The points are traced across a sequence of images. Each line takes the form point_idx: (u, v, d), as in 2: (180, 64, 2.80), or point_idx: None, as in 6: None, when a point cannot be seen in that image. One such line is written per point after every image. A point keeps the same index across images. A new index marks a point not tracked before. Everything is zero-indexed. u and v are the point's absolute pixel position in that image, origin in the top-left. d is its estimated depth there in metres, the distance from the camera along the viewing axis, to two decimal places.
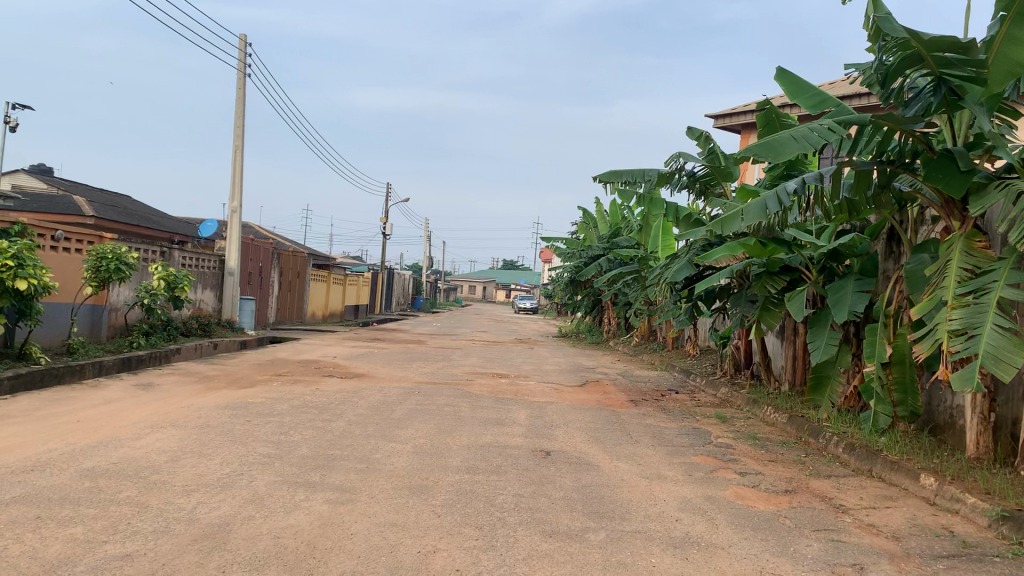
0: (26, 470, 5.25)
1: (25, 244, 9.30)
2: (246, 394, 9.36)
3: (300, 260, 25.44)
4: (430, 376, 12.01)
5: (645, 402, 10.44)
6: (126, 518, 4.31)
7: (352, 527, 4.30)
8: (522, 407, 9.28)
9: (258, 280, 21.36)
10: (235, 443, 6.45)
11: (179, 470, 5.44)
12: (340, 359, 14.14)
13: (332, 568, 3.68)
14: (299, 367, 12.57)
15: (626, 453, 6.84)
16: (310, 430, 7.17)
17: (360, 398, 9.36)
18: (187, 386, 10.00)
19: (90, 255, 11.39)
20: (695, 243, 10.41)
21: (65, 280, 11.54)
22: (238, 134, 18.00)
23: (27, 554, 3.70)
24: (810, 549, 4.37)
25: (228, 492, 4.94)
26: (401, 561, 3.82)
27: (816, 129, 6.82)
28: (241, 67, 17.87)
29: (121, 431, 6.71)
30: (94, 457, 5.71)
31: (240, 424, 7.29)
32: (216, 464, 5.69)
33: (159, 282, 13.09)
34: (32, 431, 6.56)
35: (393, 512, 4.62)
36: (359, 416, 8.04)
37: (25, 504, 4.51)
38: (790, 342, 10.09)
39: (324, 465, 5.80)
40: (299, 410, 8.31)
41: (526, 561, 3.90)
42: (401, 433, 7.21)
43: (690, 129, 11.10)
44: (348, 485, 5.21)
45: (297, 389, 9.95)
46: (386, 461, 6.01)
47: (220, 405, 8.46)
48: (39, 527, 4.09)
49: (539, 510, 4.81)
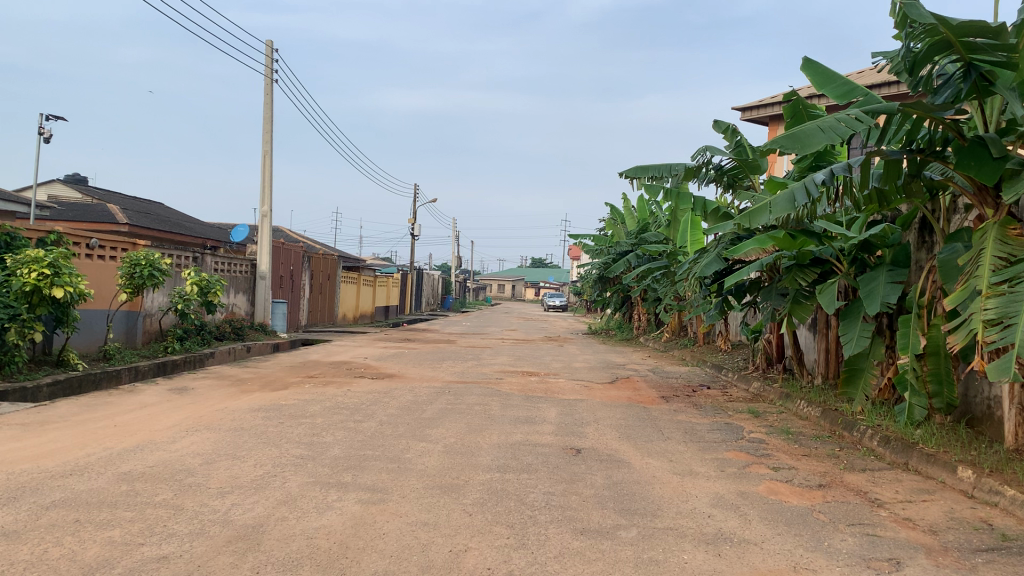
0: (66, 475, 5.34)
1: (62, 253, 9.48)
2: (280, 396, 9.46)
3: (332, 262, 25.71)
4: (460, 375, 12.06)
5: (677, 398, 10.39)
6: (162, 520, 4.38)
7: (383, 526, 4.34)
8: (553, 404, 9.28)
9: (289, 283, 21.59)
10: (268, 444, 6.53)
11: (214, 473, 5.51)
12: (371, 360, 14.25)
13: (365, 567, 3.71)
14: (332, 369, 12.68)
15: (659, 450, 6.81)
16: (343, 431, 7.22)
17: (391, 398, 9.41)
18: (222, 389, 10.13)
19: (125, 262, 11.57)
20: (724, 236, 10.36)
21: (101, 287, 11.75)
22: (267, 139, 18.20)
23: (67, 556, 3.77)
24: (844, 543, 4.33)
25: (262, 493, 5.01)
26: (433, 559, 3.84)
27: (844, 119, 6.71)
28: (269, 72, 18.04)
29: (157, 435, 6.81)
30: (131, 461, 5.80)
31: (273, 427, 7.36)
32: (250, 466, 5.76)
33: (192, 287, 13.27)
34: (71, 436, 6.70)
35: (425, 511, 4.64)
36: (390, 416, 8.09)
37: (65, 507, 4.59)
38: (823, 335, 9.99)
39: (355, 465, 5.85)
40: (332, 411, 8.39)
41: (558, 558, 3.91)
42: (432, 432, 7.24)
43: (717, 121, 11.02)
44: (380, 485, 5.25)
45: (329, 391, 10.02)
46: (417, 461, 6.04)
47: (254, 407, 8.56)
48: (78, 530, 4.17)
49: (570, 508, 4.81)
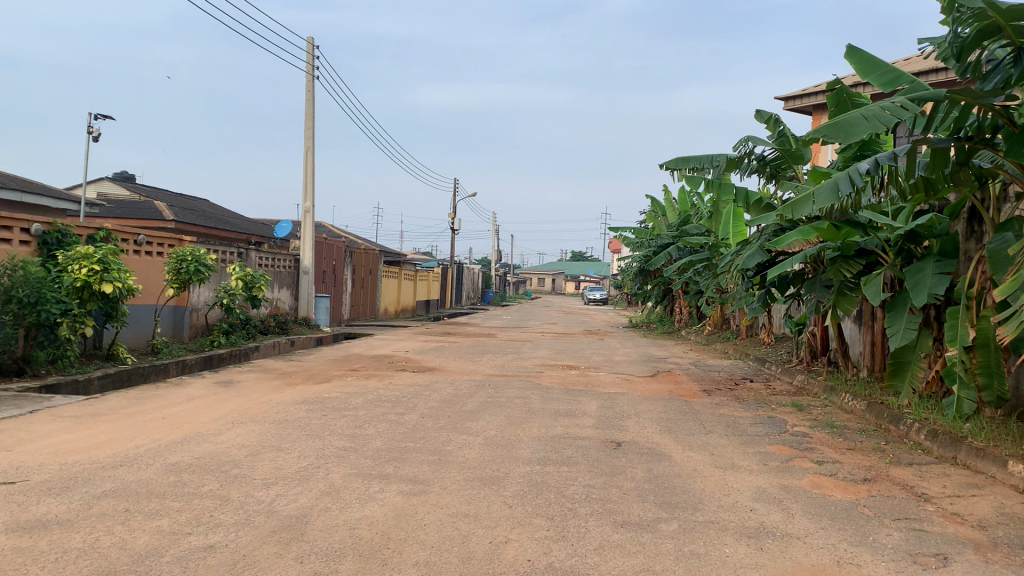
0: (116, 466, 5.47)
1: (110, 249, 9.69)
2: (323, 389, 9.57)
3: (373, 257, 25.92)
4: (501, 369, 12.09)
5: (719, 391, 10.31)
6: (209, 510, 4.46)
7: (425, 518, 4.37)
8: (594, 398, 9.27)
9: (332, 278, 21.82)
10: (312, 436, 6.62)
11: (259, 464, 5.60)
12: (412, 354, 14.35)
13: (407, 558, 3.75)
14: (373, 362, 12.80)
15: (700, 443, 6.77)
16: (385, 423, 7.29)
17: (432, 391, 9.47)
18: (267, 382, 10.29)
19: (171, 258, 11.80)
20: (767, 228, 10.24)
21: (149, 282, 11.99)
22: (309, 135, 18.39)
23: (117, 545, 3.87)
24: (890, 538, 4.26)
25: (305, 483, 5.08)
26: (473, 551, 3.86)
27: (889, 107, 6.59)
28: (311, 69, 18.22)
29: (204, 427, 6.94)
30: (179, 453, 5.92)
31: (317, 419, 7.45)
32: (294, 457, 5.85)
33: (237, 282, 13.48)
34: (121, 428, 6.85)
35: (466, 503, 4.67)
36: (431, 409, 8.14)
37: (115, 497, 4.71)
38: (868, 327, 9.83)
39: (397, 457, 5.90)
40: (374, 404, 8.47)
41: (599, 551, 3.91)
42: (473, 425, 7.28)
43: (759, 111, 10.89)
44: (422, 477, 5.29)
45: (371, 384, 10.11)
46: (458, 453, 6.07)
47: (298, 400, 8.68)
48: (128, 519, 4.27)
49: (610, 501, 4.80)
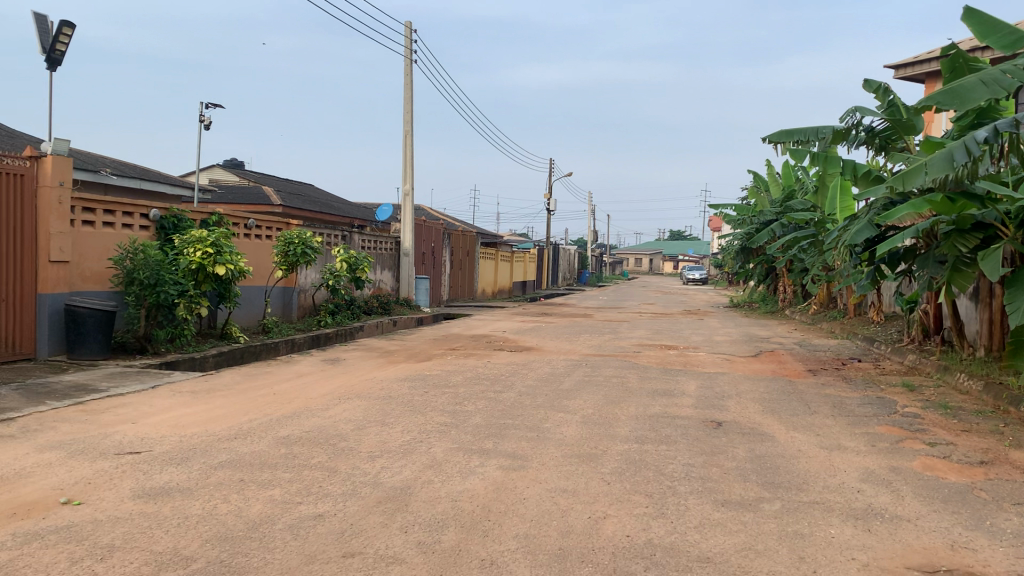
0: (231, 438, 5.74)
1: (223, 233, 10.12)
2: (424, 367, 9.78)
3: (471, 239, 26.21)
4: (598, 348, 12.07)
5: (825, 371, 10.02)
6: (317, 481, 4.64)
7: (524, 492, 4.43)
8: (694, 377, 9.16)
9: (431, 260, 22.20)
10: (413, 412, 6.78)
11: (364, 438, 5.78)
12: (510, 333, 14.48)
13: (507, 530, 3.81)
14: (472, 341, 12.98)
15: (805, 423, 6.61)
16: (484, 400, 7.40)
17: (530, 370, 9.55)
18: (370, 360, 10.58)
19: (280, 241, 12.24)
20: (876, 202, 9.85)
21: (259, 264, 12.48)
22: (408, 119, 18.70)
23: (233, 512, 4.07)
24: (1009, 523, 4.07)
25: (408, 457, 5.22)
26: (572, 525, 3.89)
27: (1010, 71, 6.22)
28: (409, 53, 18.48)
29: (312, 403, 7.21)
30: (289, 426, 6.17)
31: (418, 396, 7.62)
32: (398, 432, 6.01)
33: (341, 264, 13.91)
34: (235, 403, 7.18)
35: (565, 479, 4.71)
36: (530, 387, 8.21)
37: (231, 467, 4.95)
38: (987, 304, 9.35)
39: (497, 433, 5.98)
40: (473, 382, 8.60)
41: (699, 528, 3.88)
42: (571, 403, 7.31)
43: (868, 80, 10.46)
44: (521, 453, 5.36)
45: (470, 362, 10.27)
46: (556, 430, 6.11)
47: (400, 377, 8.90)
48: (243, 488, 4.49)
49: (711, 479, 4.75)
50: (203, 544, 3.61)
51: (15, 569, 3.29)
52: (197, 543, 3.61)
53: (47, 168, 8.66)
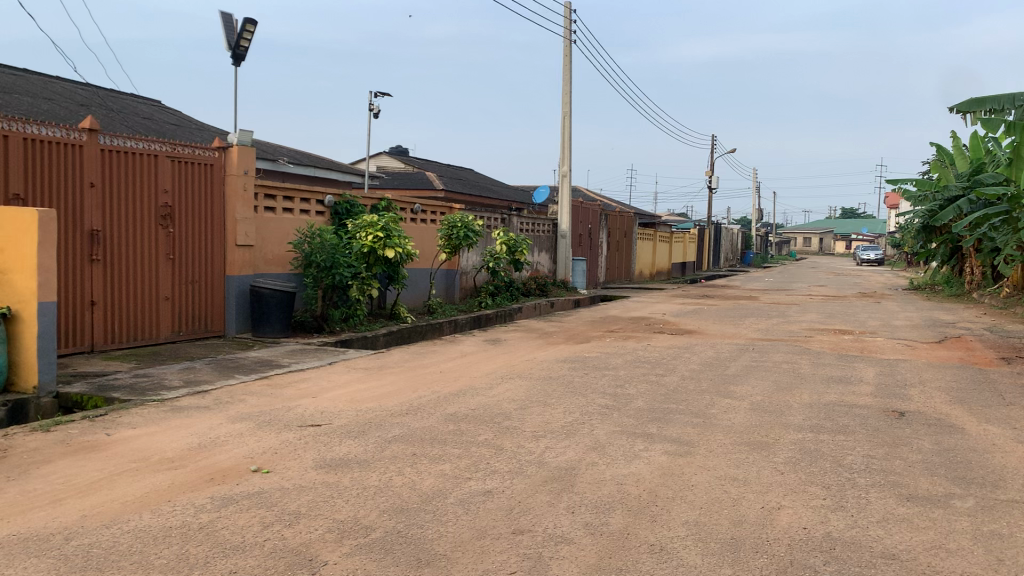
0: (402, 414, 5.97)
1: (392, 217, 10.51)
2: (584, 349, 9.78)
3: (629, 220, 25.96)
4: (764, 332, 11.67)
5: (1021, 359, 9.23)
6: (485, 458, 4.74)
7: (692, 478, 4.35)
8: (870, 364, 8.67)
9: (589, 241, 22.17)
10: (576, 393, 6.80)
11: (528, 418, 5.85)
12: (671, 316, 14.25)
13: (676, 516, 3.75)
14: (632, 324, 12.87)
15: (998, 416, 6.11)
16: (647, 383, 7.32)
17: (692, 354, 9.36)
18: (531, 341, 10.70)
19: (444, 225, 12.59)
20: None
21: (424, 247, 12.89)
22: (567, 100, 18.70)
23: (407, 485, 4.23)
24: None
25: (573, 438, 5.24)
26: (744, 514, 3.78)
27: None
28: (568, 34, 18.44)
29: (476, 382, 7.38)
30: (456, 404, 6.34)
31: (580, 377, 7.64)
32: (561, 413, 6.05)
33: (502, 247, 14.15)
34: (404, 380, 7.46)
35: (734, 466, 4.58)
36: (694, 371, 8.05)
37: (403, 442, 5.15)
38: None
39: (661, 417, 5.90)
40: (634, 364, 8.53)
41: (881, 523, 3.67)
42: (737, 389, 7.10)
43: None
44: (687, 438, 5.26)
45: (630, 345, 10.18)
46: (723, 416, 5.96)
47: (561, 359, 8.95)
48: (415, 462, 4.66)
49: (894, 472, 4.48)
50: (380, 514, 3.77)
51: (214, 530, 3.56)
52: (375, 513, 3.78)
53: (234, 158, 9.28)
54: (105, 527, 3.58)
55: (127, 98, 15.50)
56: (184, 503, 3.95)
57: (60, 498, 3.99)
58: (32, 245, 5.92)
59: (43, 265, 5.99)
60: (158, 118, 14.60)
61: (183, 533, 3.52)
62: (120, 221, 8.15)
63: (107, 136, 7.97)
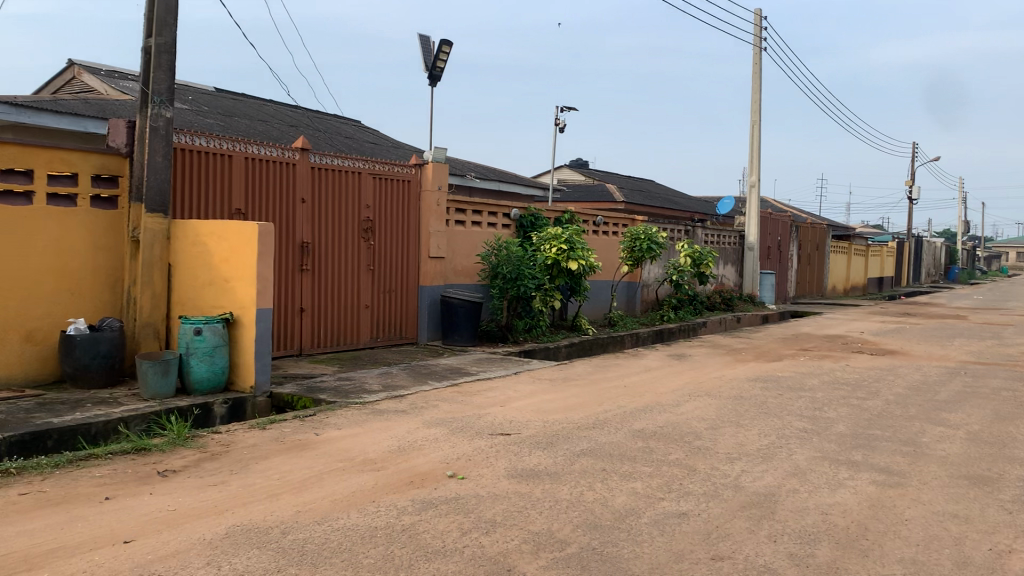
0: (590, 428, 5.96)
1: (576, 229, 10.56)
2: (775, 367, 9.39)
3: (820, 232, 24.75)
4: (978, 355, 10.73)
5: None
6: (678, 478, 4.64)
7: (906, 512, 4.04)
8: None
9: (777, 254, 21.31)
10: (769, 415, 6.52)
11: (720, 438, 5.67)
12: (869, 335, 13.42)
13: (890, 553, 3.49)
14: (826, 342, 12.22)
15: None
16: (847, 407, 6.91)
17: (896, 376, 8.75)
18: (718, 357, 10.41)
19: (627, 237, 12.51)
20: None
21: (607, 259, 12.86)
22: (756, 109, 18.12)
23: (600, 501, 4.20)
24: None
25: (769, 462, 5.02)
26: (969, 556, 3.46)
27: None
28: (758, 41, 17.88)
29: (663, 398, 7.25)
30: (644, 420, 6.25)
31: (773, 397, 7.33)
32: (755, 434, 5.82)
33: (686, 259, 13.89)
34: (590, 393, 7.45)
35: (953, 502, 4.22)
36: (899, 396, 7.51)
37: (593, 457, 5.13)
38: None
39: (865, 444, 5.54)
40: (832, 386, 8.08)
41: None
42: (951, 416, 6.55)
43: None
44: (897, 468, 4.90)
45: (826, 364, 9.66)
46: (937, 446, 5.51)
47: (751, 377, 8.63)
48: (607, 478, 4.62)
49: None
50: (575, 529, 3.76)
51: (416, 533, 3.68)
52: (570, 528, 3.78)
53: (428, 174, 9.67)
54: (317, 523, 3.80)
55: (332, 119, 16.55)
56: (387, 505, 4.12)
57: (277, 493, 4.28)
58: (252, 256, 6.42)
59: (262, 274, 6.48)
60: (358, 137, 15.49)
61: (388, 534, 3.68)
62: (326, 233, 8.69)
63: (316, 154, 8.52)
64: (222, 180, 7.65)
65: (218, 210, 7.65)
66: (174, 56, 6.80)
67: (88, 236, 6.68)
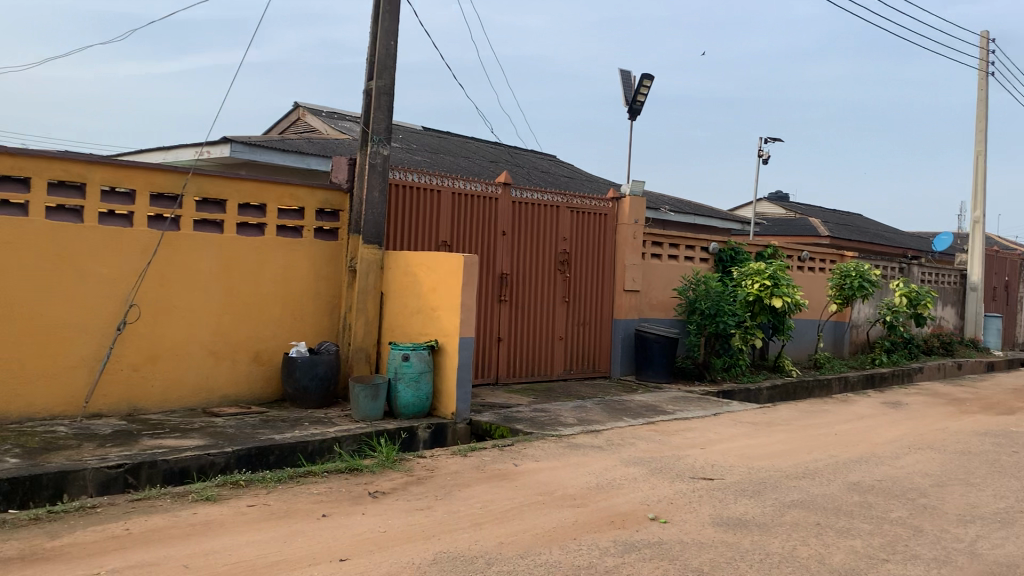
0: (799, 476, 5.61)
1: (781, 265, 10.11)
2: (1008, 422, 8.48)
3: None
4: None
5: None
6: (903, 539, 4.25)
7: None
8: None
9: (1004, 295, 19.41)
10: (1005, 475, 5.87)
11: (949, 497, 5.16)
12: None
13: None
14: None
15: None
16: None
17: None
18: (939, 407, 9.55)
19: (835, 274, 11.83)
20: None
21: (812, 297, 12.22)
22: (981, 138, 16.69)
23: (815, 558, 3.92)
24: None
25: (1010, 528, 4.50)
26: None
27: None
28: (984, 65, 16.52)
29: (878, 448, 6.73)
30: (859, 472, 5.81)
31: (1008, 455, 6.60)
32: (990, 496, 5.25)
33: (901, 299, 12.92)
34: (796, 439, 7.05)
35: None
36: None
37: (805, 509, 4.81)
38: None
39: None
40: None
41: None
42: None
43: None
44: None
45: None
46: None
47: (981, 431, 7.84)
48: (821, 533, 4.31)
49: None
50: None
51: None
52: None
53: (627, 207, 9.61)
54: (521, 557, 3.79)
55: (530, 155, 16.93)
56: (589, 543, 4.05)
57: (480, 522, 4.33)
58: (457, 286, 6.61)
59: (466, 305, 6.65)
60: (556, 171, 15.73)
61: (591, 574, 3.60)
62: (525, 266, 8.83)
63: (517, 188, 8.70)
64: (430, 214, 7.97)
65: (426, 242, 7.97)
66: (392, 97, 7.18)
67: (311, 265, 7.15)
